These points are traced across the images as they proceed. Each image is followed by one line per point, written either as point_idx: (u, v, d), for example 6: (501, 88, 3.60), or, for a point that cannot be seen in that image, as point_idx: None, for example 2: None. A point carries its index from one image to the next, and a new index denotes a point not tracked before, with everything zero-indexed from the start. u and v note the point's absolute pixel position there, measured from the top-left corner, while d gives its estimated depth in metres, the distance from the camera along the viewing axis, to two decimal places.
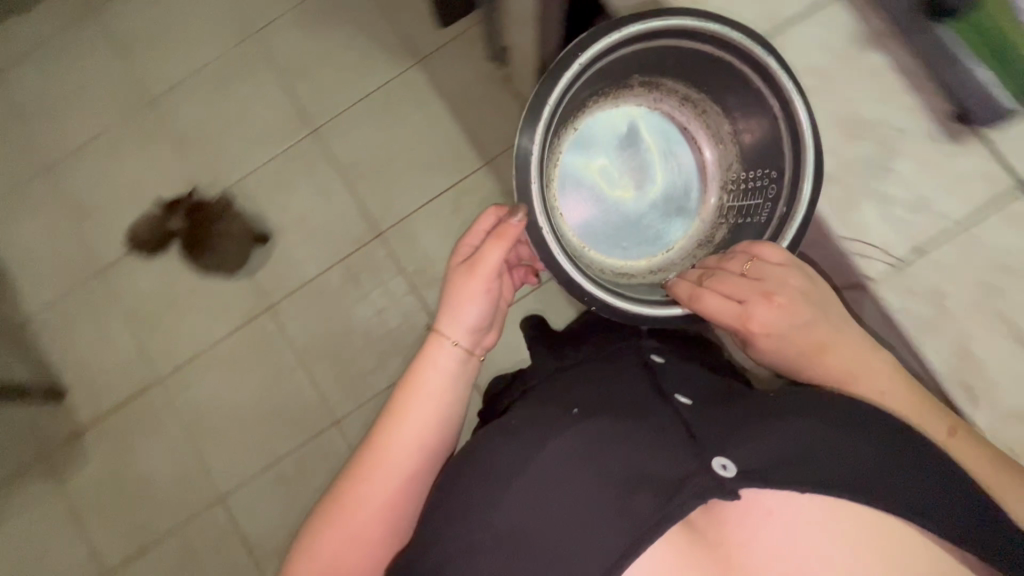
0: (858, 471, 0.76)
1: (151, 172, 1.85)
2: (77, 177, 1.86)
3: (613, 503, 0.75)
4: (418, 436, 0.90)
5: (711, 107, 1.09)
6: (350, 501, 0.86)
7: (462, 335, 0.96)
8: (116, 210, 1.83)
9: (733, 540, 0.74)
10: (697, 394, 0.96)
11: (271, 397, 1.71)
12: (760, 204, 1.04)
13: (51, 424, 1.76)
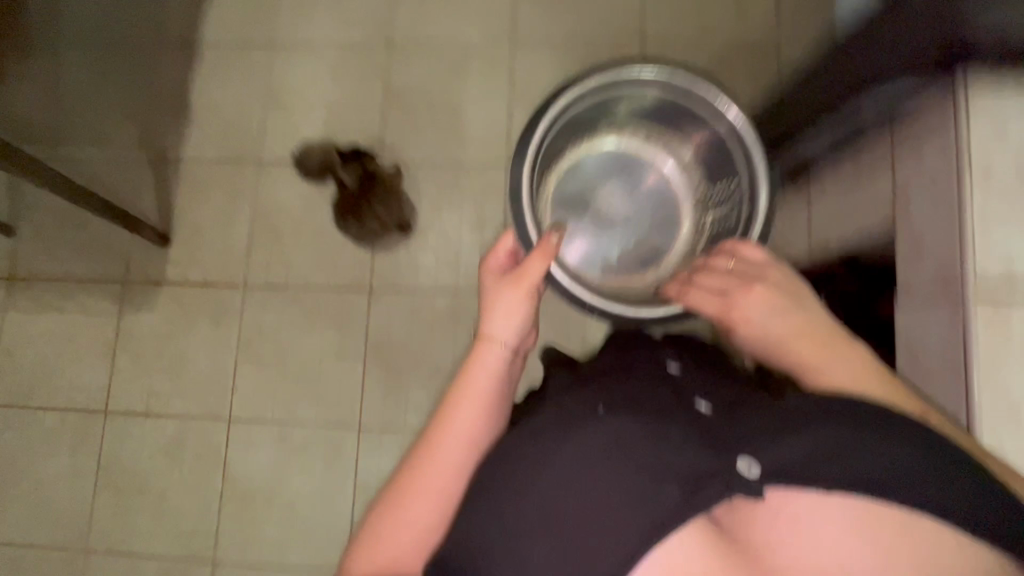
0: (907, 471, 0.50)
1: (240, 124, 1.50)
2: (177, 113, 1.53)
3: (635, 507, 0.51)
4: (455, 457, 0.64)
5: (671, 135, 0.92)
6: (370, 557, 0.61)
7: (509, 329, 0.72)
8: (218, 140, 1.50)
9: (759, 540, 0.51)
10: (720, 399, 0.66)
11: (299, 378, 1.39)
12: (731, 215, 0.86)
13: (96, 336, 1.46)
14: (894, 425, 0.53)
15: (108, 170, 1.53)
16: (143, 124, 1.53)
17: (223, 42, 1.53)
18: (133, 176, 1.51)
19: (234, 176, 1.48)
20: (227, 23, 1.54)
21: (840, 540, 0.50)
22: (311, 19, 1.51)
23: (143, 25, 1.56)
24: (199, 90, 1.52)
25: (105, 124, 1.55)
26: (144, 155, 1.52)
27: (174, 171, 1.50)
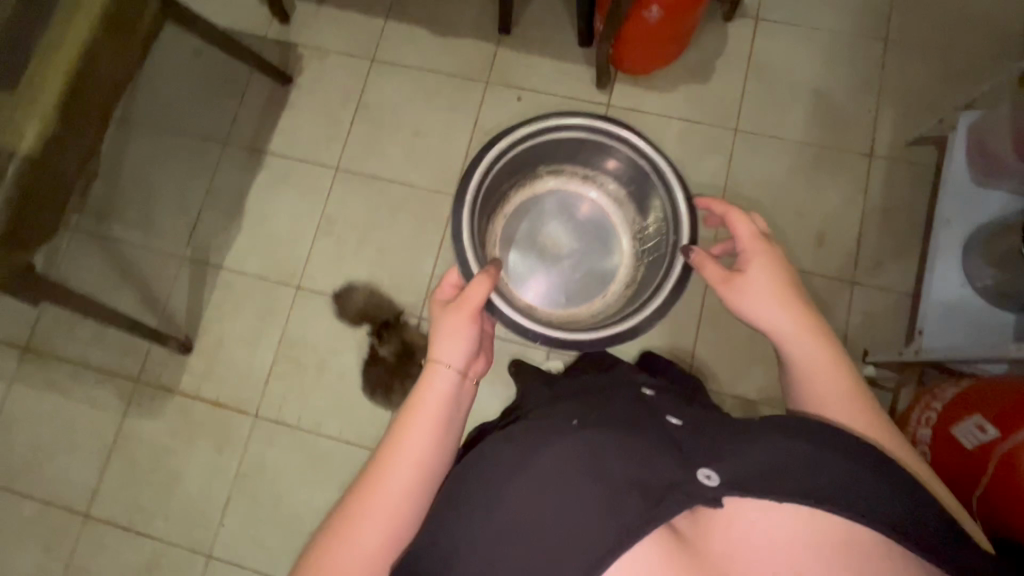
0: (854, 478, 0.60)
1: (284, 247, 1.47)
2: (220, 220, 1.50)
3: (602, 503, 0.59)
4: (421, 455, 0.67)
5: (590, 171, 1.29)
6: (341, 545, 0.63)
7: (457, 353, 0.77)
8: (258, 257, 1.46)
9: (716, 546, 0.58)
10: (694, 421, 0.76)
11: (286, 527, 1.32)
12: (660, 248, 1.18)
13: (91, 437, 1.40)
14: (866, 455, 0.63)
15: (147, 262, 1.49)
16: (191, 222, 1.50)
17: (291, 157, 1.52)
18: (170, 274, 1.48)
19: (271, 299, 1.44)
20: (298, 139, 1.53)
21: (799, 552, 0.56)
22: (382, 153, 1.50)
23: (215, 123, 1.55)
24: (253, 201, 1.50)
25: (154, 213, 1.52)
26: (185, 255, 1.48)
27: (212, 279, 1.47)
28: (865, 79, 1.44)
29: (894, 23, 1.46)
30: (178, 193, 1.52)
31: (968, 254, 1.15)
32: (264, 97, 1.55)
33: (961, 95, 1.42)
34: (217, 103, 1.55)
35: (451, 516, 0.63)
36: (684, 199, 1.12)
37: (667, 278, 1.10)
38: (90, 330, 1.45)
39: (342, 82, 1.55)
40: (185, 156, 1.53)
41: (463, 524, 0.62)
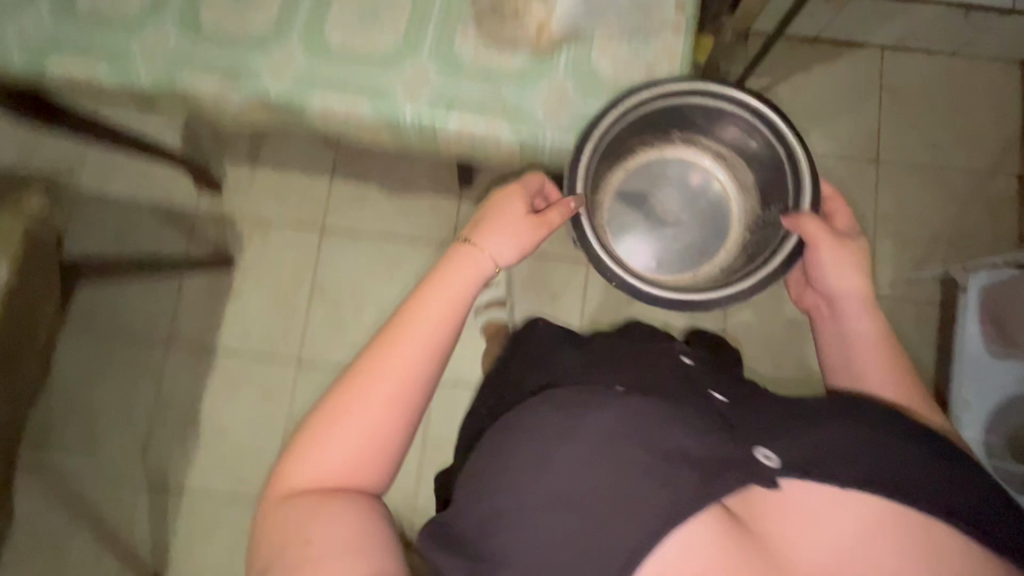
0: (924, 477, 0.58)
1: (252, 458, 1.33)
2: (175, 435, 1.35)
3: (655, 480, 0.56)
4: (430, 343, 0.61)
5: (723, 150, 0.97)
6: (334, 429, 0.58)
7: (509, 247, 0.70)
8: (223, 472, 1.32)
9: (777, 531, 0.58)
10: (738, 393, 0.70)
11: None
12: (771, 232, 0.92)
13: None
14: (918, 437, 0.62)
15: (99, 491, 1.34)
16: (144, 441, 1.34)
17: (244, 352, 1.36)
18: (127, 504, 1.32)
19: (245, 522, 1.31)
20: (250, 330, 1.37)
21: (861, 542, 0.57)
22: (346, 336, 1.36)
23: (152, 322, 1.38)
24: (208, 409, 1.35)
25: (98, 433, 1.35)
26: (141, 479, 1.33)
27: (174, 505, 1.32)
28: (858, 204, 1.35)
29: (882, 141, 1.36)
30: (122, 410, 1.36)
31: (990, 428, 1.09)
32: (204, 286, 1.39)
33: (958, 217, 1.33)
34: (152, 299, 1.38)
35: (475, 494, 0.60)
36: (810, 174, 0.84)
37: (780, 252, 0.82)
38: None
39: (289, 258, 1.39)
40: (124, 367, 1.37)
41: (497, 538, 0.56)
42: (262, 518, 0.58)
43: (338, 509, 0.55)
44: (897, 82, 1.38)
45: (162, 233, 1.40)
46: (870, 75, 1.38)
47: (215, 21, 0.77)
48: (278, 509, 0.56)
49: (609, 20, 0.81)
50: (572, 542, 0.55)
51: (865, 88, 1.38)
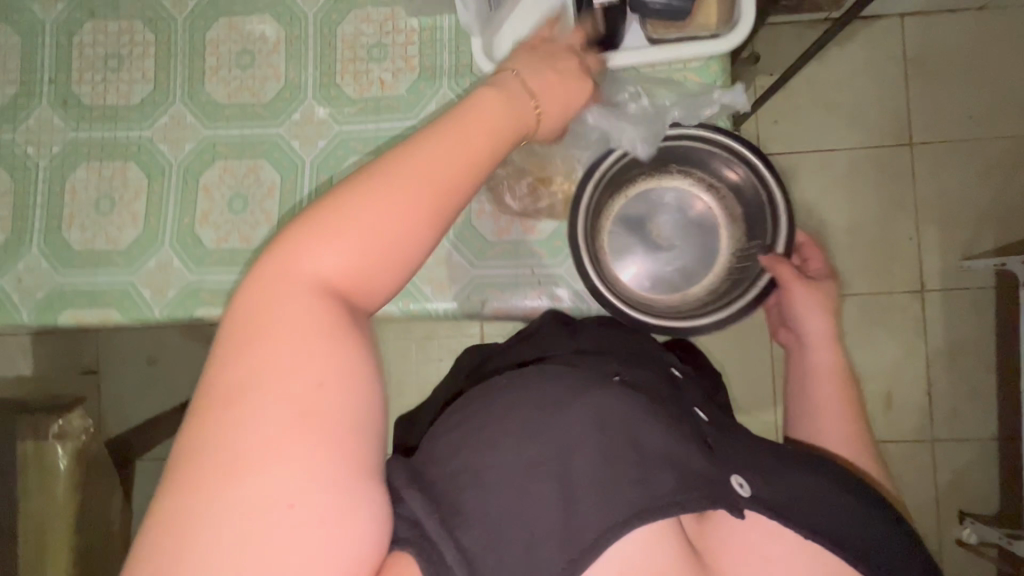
0: (876, 531, 0.53)
1: None
2: None
3: (635, 469, 0.48)
4: (471, 168, 0.39)
5: (715, 181, 0.76)
6: (328, 239, 0.35)
7: (551, 95, 0.50)
8: None
9: (713, 566, 0.50)
10: (721, 421, 0.62)
11: None
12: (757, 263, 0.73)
13: None
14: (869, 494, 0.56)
15: None
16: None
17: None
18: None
19: None
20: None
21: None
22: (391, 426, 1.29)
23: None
24: None
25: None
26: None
27: None
28: (896, 193, 1.26)
29: (912, 120, 1.27)
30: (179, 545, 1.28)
31: None
32: None
33: (1003, 188, 1.25)
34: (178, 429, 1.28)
35: (463, 452, 0.49)
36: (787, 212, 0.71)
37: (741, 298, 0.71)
38: None
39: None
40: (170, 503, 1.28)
41: (465, 493, 0.46)
42: (223, 340, 0.34)
43: (337, 362, 0.35)
44: (921, 52, 1.26)
45: None
46: (891, 49, 1.27)
47: (214, 241, 0.71)
48: (256, 301, 0.34)
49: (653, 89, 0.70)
50: (529, 532, 0.45)
51: (888, 68, 1.27)
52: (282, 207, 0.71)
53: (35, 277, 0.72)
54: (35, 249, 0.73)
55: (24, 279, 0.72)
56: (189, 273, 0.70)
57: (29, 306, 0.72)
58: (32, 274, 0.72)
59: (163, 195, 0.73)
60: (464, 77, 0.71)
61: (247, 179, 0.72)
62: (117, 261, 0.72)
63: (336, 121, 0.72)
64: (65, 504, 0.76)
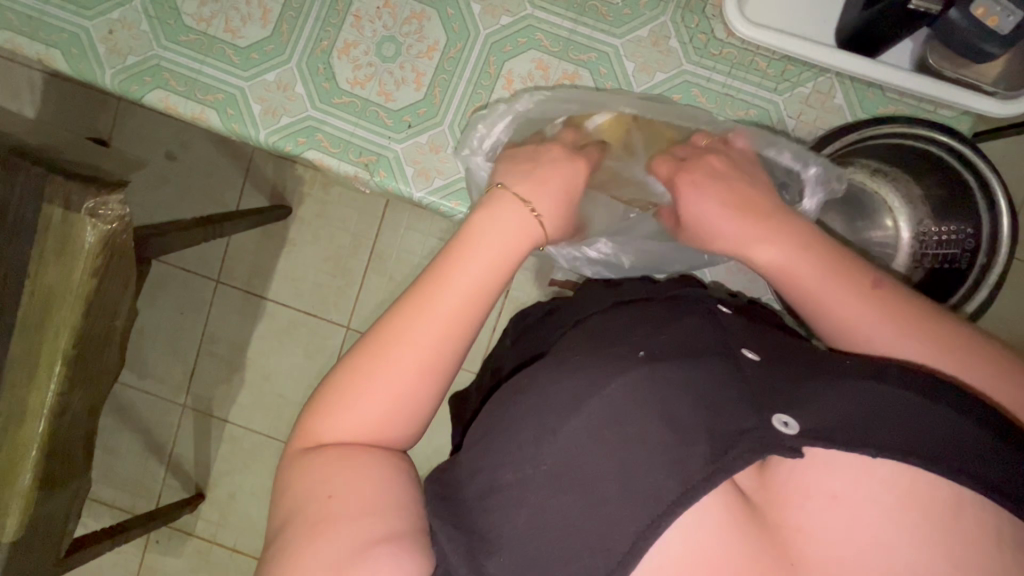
0: (965, 441, 0.40)
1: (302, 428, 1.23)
2: (221, 388, 1.24)
3: (661, 455, 0.40)
4: (475, 287, 0.48)
5: (881, 179, 0.70)
6: (373, 382, 0.46)
7: (554, 203, 0.54)
8: (272, 437, 1.23)
9: (787, 523, 0.40)
10: (772, 348, 0.49)
11: None
12: (960, 247, 0.67)
13: None
14: (944, 392, 0.43)
15: (145, 422, 1.26)
16: (188, 371, 1.23)
17: (295, 308, 1.19)
18: (173, 421, 1.25)
19: None
20: (302, 287, 1.18)
21: (882, 530, 0.39)
22: None
23: (201, 259, 1.19)
24: (258, 367, 1.22)
25: (144, 353, 1.23)
26: (185, 404, 1.25)
27: (219, 452, 1.25)
28: None
29: None
30: (168, 354, 1.23)
31: None
32: (258, 237, 1.18)
33: None
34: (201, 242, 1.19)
35: (471, 463, 0.46)
36: (992, 197, 0.64)
37: (964, 305, 0.65)
38: (94, 503, 1.29)
39: (351, 222, 1.15)
40: (171, 311, 1.21)
41: (489, 515, 0.43)
42: (284, 481, 0.46)
43: (369, 470, 0.44)
44: None
45: (220, 162, 1.13)
46: None
47: (353, 87, 0.66)
48: (305, 462, 0.45)
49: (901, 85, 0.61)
50: (559, 542, 0.41)
51: None
52: (436, 72, 0.66)
53: (132, 38, 0.66)
54: (139, 2, 0.66)
55: (117, 31, 0.66)
56: (312, 106, 0.66)
57: (114, 68, 0.66)
58: (128, 32, 0.66)
59: (307, 2, 0.66)
60: (694, 16, 0.66)
61: (408, 25, 0.66)
62: (232, 56, 0.66)
63: (531, 2, 0.66)
64: (79, 287, 0.70)
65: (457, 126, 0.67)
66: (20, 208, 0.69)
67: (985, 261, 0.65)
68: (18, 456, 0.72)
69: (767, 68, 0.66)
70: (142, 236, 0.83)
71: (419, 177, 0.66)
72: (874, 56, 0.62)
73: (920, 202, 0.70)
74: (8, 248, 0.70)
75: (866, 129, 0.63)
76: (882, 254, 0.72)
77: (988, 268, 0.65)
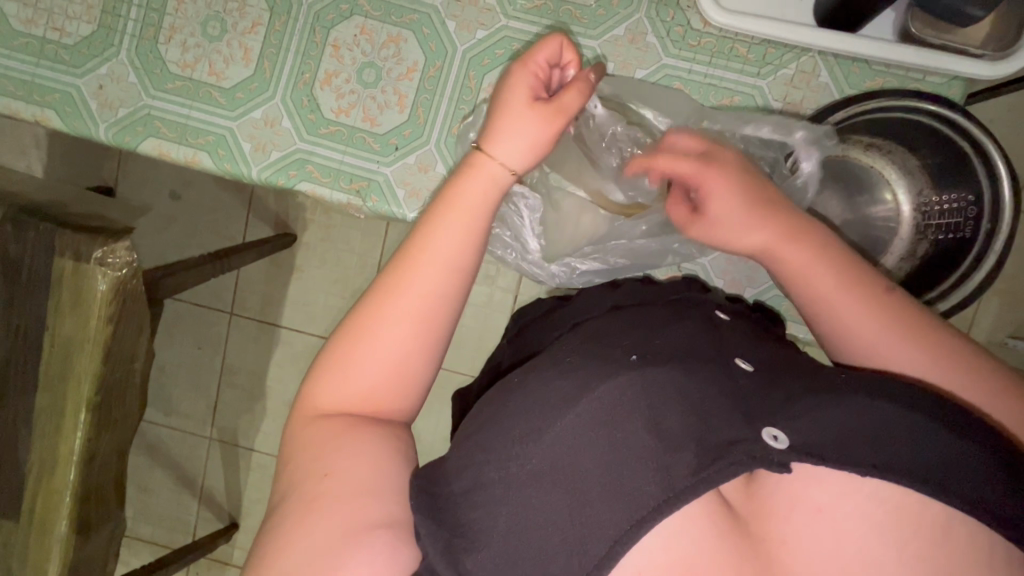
0: (963, 457, 0.40)
1: None
2: (244, 418, 1.26)
3: (646, 465, 0.40)
4: (458, 258, 0.47)
5: (876, 152, 0.69)
6: (366, 355, 0.47)
7: (522, 151, 0.49)
8: None
9: (774, 537, 0.40)
10: (765, 359, 0.49)
11: None
12: (961, 215, 0.66)
13: None
14: (931, 404, 0.43)
15: (173, 459, 1.29)
16: (211, 405, 1.26)
17: (309, 333, 1.20)
18: (201, 455, 1.28)
19: None
20: (313, 313, 1.19)
21: (867, 542, 0.39)
22: None
23: (213, 294, 1.21)
24: (277, 395, 1.24)
25: (167, 391, 1.26)
26: (211, 436, 1.27)
27: (247, 482, 1.27)
28: None
29: None
30: (190, 390, 1.26)
31: None
32: (264, 268, 1.19)
33: None
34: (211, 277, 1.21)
35: (457, 463, 0.46)
36: (991, 167, 0.63)
37: (969, 279, 0.65)
38: (134, 542, 1.32)
39: (355, 243, 1.15)
40: (188, 348, 1.24)
41: (473, 511, 0.43)
42: (288, 440, 0.48)
43: (360, 453, 0.45)
44: None
45: (222, 198, 1.15)
46: None
47: (337, 116, 0.67)
48: (304, 432, 0.47)
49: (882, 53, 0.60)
50: (540, 540, 0.41)
51: None
52: (418, 92, 0.67)
53: (122, 90, 0.68)
54: (124, 55, 0.68)
55: (106, 86, 0.68)
56: (300, 138, 0.67)
57: (107, 121, 0.68)
58: (118, 85, 0.68)
59: (285, 38, 0.67)
60: (669, 9, 0.65)
61: (385, 49, 0.67)
62: (219, 98, 0.67)
63: (504, 13, 0.66)
64: (95, 334, 0.71)
65: (444, 144, 0.67)
66: (33, 265, 0.71)
67: (988, 230, 0.64)
68: (53, 504, 0.74)
69: (747, 53, 0.65)
70: (153, 277, 0.85)
71: (411, 199, 0.67)
72: (856, 30, 0.61)
73: (918, 177, 0.68)
74: (26, 304, 0.73)
75: (850, 107, 0.63)
76: (886, 228, 0.70)
77: (992, 238, 0.64)
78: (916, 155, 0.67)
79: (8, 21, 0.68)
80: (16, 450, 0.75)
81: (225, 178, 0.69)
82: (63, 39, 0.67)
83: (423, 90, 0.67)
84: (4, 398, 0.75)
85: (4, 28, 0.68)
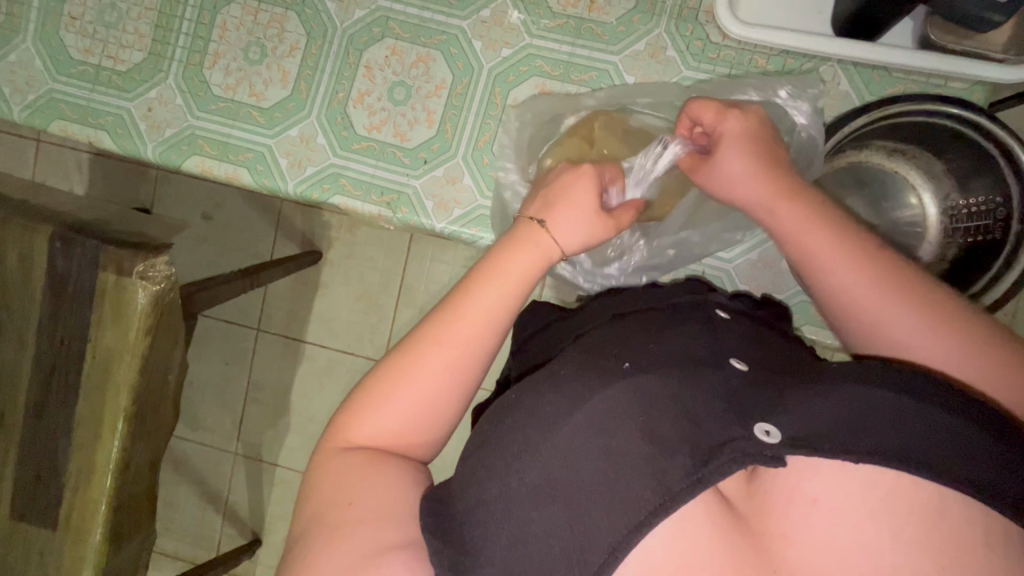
0: (956, 445, 0.39)
1: None
2: (268, 433, 1.27)
3: (641, 465, 0.40)
4: (488, 322, 0.50)
5: (905, 159, 0.70)
6: (373, 413, 0.49)
7: (576, 235, 0.55)
8: None
9: (773, 533, 0.40)
10: (760, 359, 0.49)
11: None
12: (992, 218, 0.66)
13: None
14: (931, 393, 0.41)
15: (198, 477, 1.31)
16: (236, 419, 1.28)
17: (332, 349, 1.22)
18: (227, 469, 1.29)
19: None
20: (338, 327, 1.21)
21: (862, 532, 0.38)
22: None
23: (243, 310, 1.24)
24: (302, 411, 1.25)
25: (196, 406, 1.28)
26: (236, 451, 1.29)
27: (270, 498, 1.28)
28: None
29: None
30: (218, 405, 1.28)
31: None
32: (291, 286, 1.22)
33: None
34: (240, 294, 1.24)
35: (464, 479, 0.46)
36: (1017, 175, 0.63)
37: (1000, 280, 0.66)
38: (161, 556, 1.33)
39: (379, 260, 1.18)
40: (217, 364, 1.27)
41: (479, 527, 0.43)
42: (317, 465, 0.49)
43: (387, 475, 0.47)
44: None
45: (251, 217, 1.19)
46: None
47: (368, 134, 0.70)
48: (326, 466, 0.48)
49: (901, 55, 0.60)
50: (544, 552, 0.41)
51: None
52: (445, 108, 0.70)
53: (168, 112, 0.72)
54: (171, 79, 0.72)
55: (154, 108, 0.72)
56: (333, 154, 0.70)
57: (154, 141, 0.72)
58: (164, 108, 0.72)
59: (320, 60, 0.71)
60: (688, 25, 0.67)
61: (414, 69, 0.70)
62: (258, 117, 0.71)
63: (528, 32, 0.68)
64: (134, 346, 0.74)
65: (469, 158, 0.69)
66: (80, 278, 0.75)
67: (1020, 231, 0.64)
68: (88, 512, 0.76)
69: (766, 65, 0.66)
70: (187, 293, 0.88)
71: (437, 210, 0.69)
72: (875, 39, 0.62)
73: (946, 184, 0.68)
74: (70, 317, 0.76)
75: (876, 110, 0.64)
76: (913, 234, 0.70)
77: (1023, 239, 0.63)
78: (941, 161, 0.68)
79: (67, 51, 0.73)
80: (55, 460, 0.78)
81: (262, 193, 0.72)
82: (117, 66, 0.72)
83: (449, 108, 0.70)
84: (47, 407, 0.78)
85: (64, 56, 0.73)
